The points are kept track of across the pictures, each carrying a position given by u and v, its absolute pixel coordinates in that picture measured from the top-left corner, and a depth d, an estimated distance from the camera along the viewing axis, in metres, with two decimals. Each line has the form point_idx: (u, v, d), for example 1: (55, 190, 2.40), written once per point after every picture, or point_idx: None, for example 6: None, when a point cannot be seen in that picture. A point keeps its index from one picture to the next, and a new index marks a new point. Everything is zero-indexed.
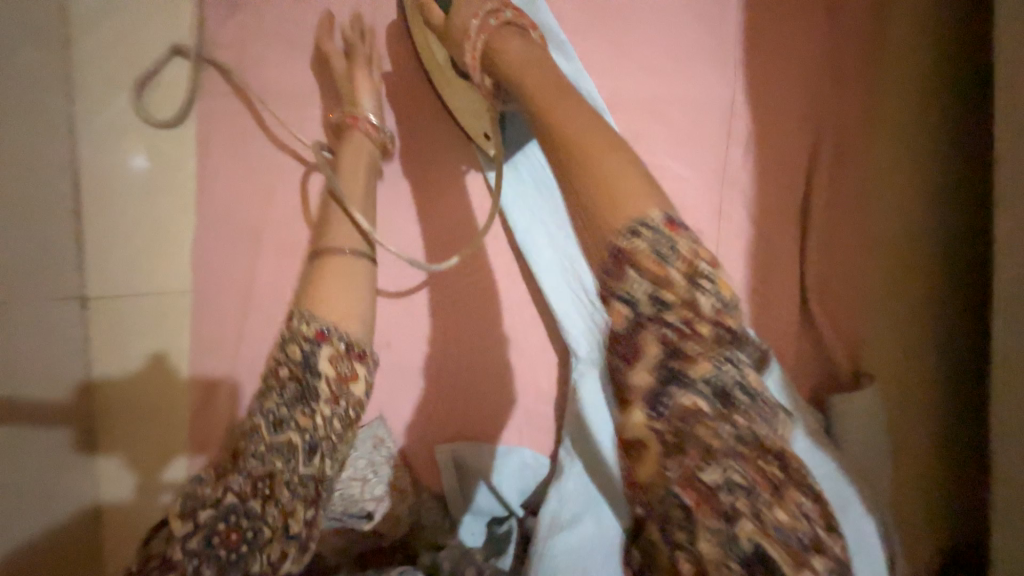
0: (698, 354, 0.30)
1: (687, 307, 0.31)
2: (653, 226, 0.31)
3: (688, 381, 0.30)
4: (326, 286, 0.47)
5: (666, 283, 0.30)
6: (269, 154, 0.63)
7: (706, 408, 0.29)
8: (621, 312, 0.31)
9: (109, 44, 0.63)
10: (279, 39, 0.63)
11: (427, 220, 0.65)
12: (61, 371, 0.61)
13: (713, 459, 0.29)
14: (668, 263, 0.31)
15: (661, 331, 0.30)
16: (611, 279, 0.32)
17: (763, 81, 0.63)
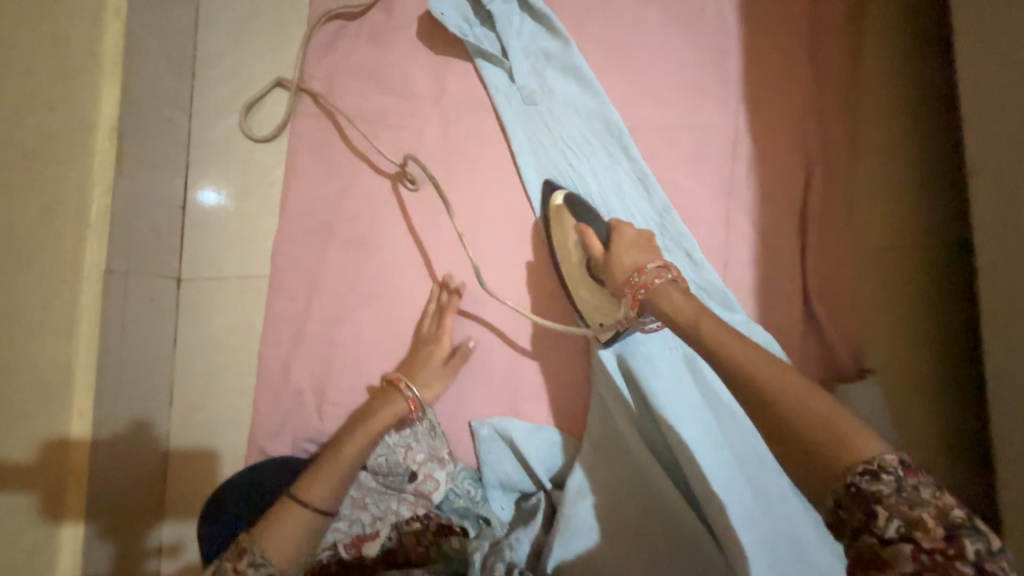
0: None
1: (941, 546, 0.37)
2: (897, 472, 0.39)
3: (912, 553, 0.37)
4: (270, 534, 0.54)
5: (917, 523, 0.38)
6: (346, 162, 0.76)
7: (918, 551, 0.37)
8: (866, 539, 0.39)
9: (227, 79, 0.80)
10: (362, 73, 0.77)
11: (472, 219, 0.75)
12: (157, 334, 0.73)
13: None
14: (919, 506, 0.38)
15: (915, 552, 0.37)
16: (848, 514, 0.41)
17: (760, 112, 0.74)
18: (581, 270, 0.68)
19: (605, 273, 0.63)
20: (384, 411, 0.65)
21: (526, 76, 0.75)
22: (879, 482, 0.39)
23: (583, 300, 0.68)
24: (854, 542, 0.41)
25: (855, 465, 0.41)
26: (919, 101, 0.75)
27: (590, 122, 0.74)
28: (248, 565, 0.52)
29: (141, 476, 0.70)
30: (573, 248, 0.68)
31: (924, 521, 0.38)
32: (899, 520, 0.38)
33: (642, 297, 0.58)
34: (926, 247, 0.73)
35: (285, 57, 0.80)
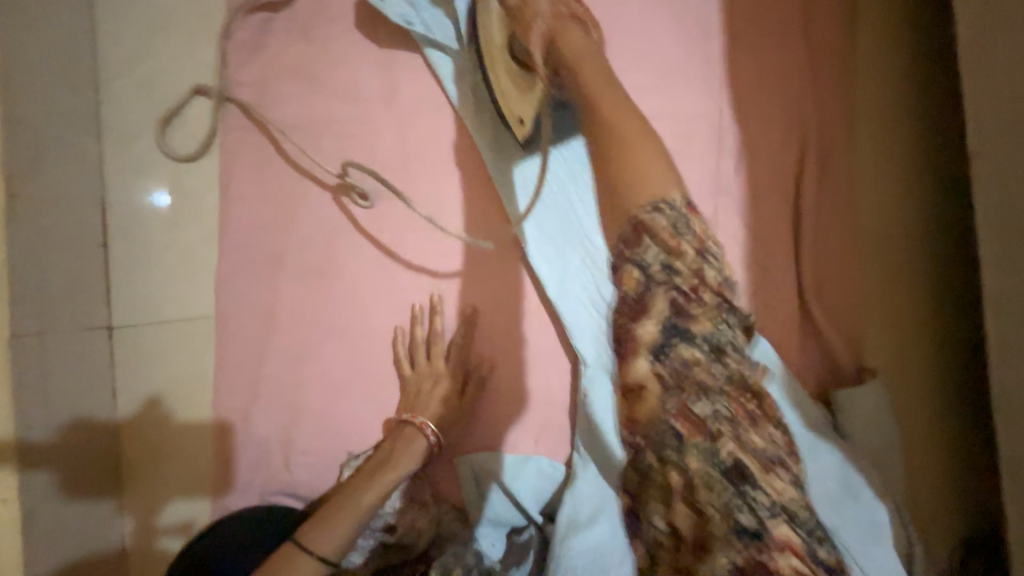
0: (727, 368, 0.51)
1: (724, 344, 0.51)
2: (728, 284, 0.53)
3: (687, 337, 0.51)
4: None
5: (714, 329, 0.52)
6: (289, 180, 0.67)
7: (705, 360, 0.51)
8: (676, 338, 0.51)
9: (138, 90, 0.68)
10: (296, 75, 0.67)
11: (438, 236, 0.67)
12: (90, 395, 0.64)
13: (715, 414, 0.49)
14: (722, 312, 0.52)
15: (671, 294, 0.52)
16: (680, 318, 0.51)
17: (747, 94, 0.67)
18: (507, 61, 0.60)
19: (524, 29, 0.56)
20: (404, 455, 0.60)
21: None
22: (656, 291, 0.53)
23: (507, 95, 0.60)
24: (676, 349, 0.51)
25: (643, 206, 0.55)
26: (921, 71, 0.67)
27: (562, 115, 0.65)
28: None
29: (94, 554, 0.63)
30: (498, 30, 0.59)
31: (696, 321, 0.51)
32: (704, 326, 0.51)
33: (546, 30, 0.56)
34: (929, 236, 0.66)
35: (204, 60, 0.69)
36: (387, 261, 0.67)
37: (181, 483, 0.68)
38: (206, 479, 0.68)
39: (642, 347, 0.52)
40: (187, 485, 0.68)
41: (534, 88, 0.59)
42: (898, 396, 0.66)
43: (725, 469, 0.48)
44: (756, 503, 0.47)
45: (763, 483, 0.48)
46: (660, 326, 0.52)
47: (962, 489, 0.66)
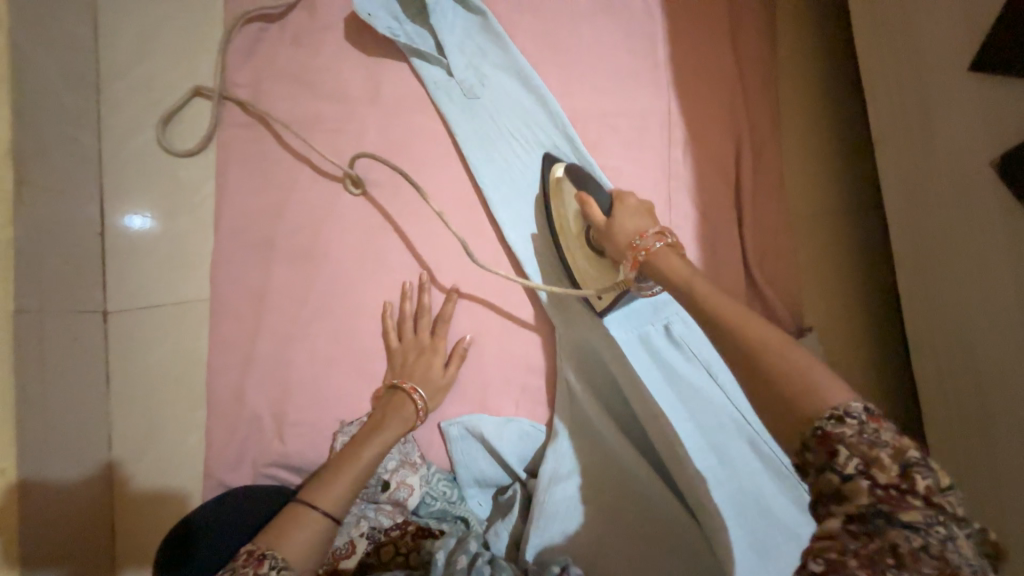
0: (909, 507, 0.32)
1: (896, 480, 0.32)
2: (859, 415, 0.35)
3: (877, 481, 0.32)
4: (287, 539, 0.50)
5: (876, 461, 0.33)
6: (282, 170, 0.73)
7: (853, 440, 0.34)
8: (829, 474, 0.34)
9: (140, 90, 0.74)
10: (289, 76, 0.74)
11: (422, 219, 0.74)
12: (83, 374, 0.67)
13: (906, 571, 0.30)
14: (880, 446, 0.33)
15: (874, 488, 0.32)
16: (815, 458, 0.35)
17: (690, 93, 0.78)
18: (582, 242, 0.67)
19: (606, 240, 0.60)
20: (394, 420, 0.64)
21: (464, 71, 0.74)
22: (844, 424, 0.35)
23: (583, 271, 0.67)
24: (815, 479, 0.35)
25: (820, 414, 0.36)
26: (834, 78, 0.82)
27: (532, 114, 0.75)
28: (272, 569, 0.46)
29: (81, 533, 0.64)
30: (571, 213, 0.67)
31: (881, 459, 0.33)
32: (859, 455, 0.33)
33: (643, 257, 0.56)
34: (849, 211, 0.79)
35: (203, 63, 0.75)
36: (374, 245, 0.73)
37: (172, 460, 0.70)
38: (197, 455, 0.70)
39: (840, 513, 0.33)
40: (178, 462, 0.70)
41: (608, 267, 0.65)
42: (833, 349, 0.76)
43: None
44: None
45: None
46: (828, 474, 0.34)
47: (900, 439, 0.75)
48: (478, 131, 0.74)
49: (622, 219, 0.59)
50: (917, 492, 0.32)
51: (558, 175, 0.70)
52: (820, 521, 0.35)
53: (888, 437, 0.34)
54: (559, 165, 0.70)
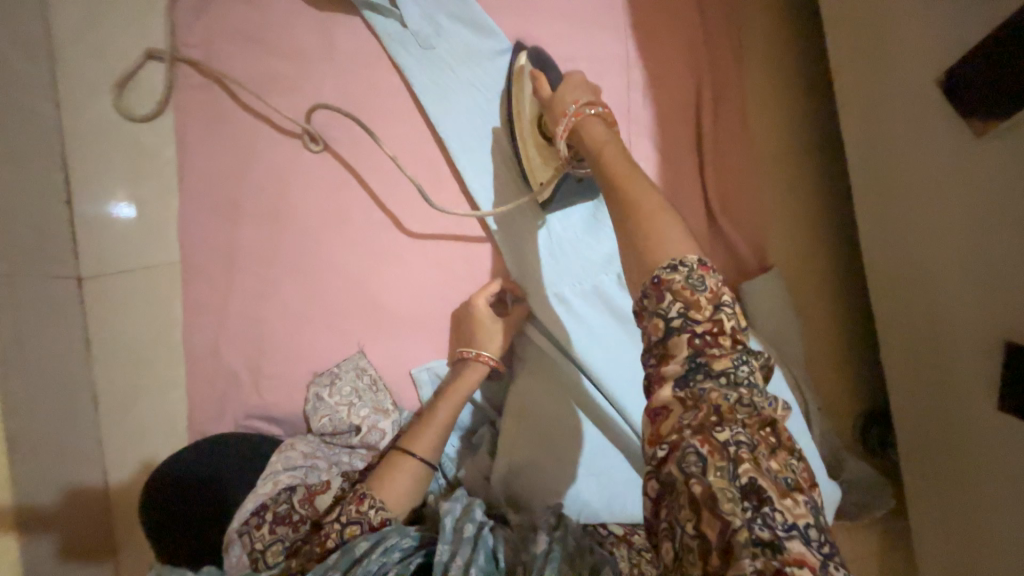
0: (719, 352, 0.38)
1: (710, 326, 0.39)
2: (690, 267, 0.41)
3: (697, 323, 0.39)
4: (389, 483, 0.60)
5: (696, 305, 0.40)
6: (242, 131, 0.73)
7: (680, 286, 0.40)
8: (656, 321, 0.40)
9: (94, 55, 0.74)
10: (242, 36, 0.73)
11: (384, 175, 0.75)
12: (63, 338, 0.69)
13: (724, 411, 0.36)
14: (698, 290, 0.40)
15: (692, 336, 0.39)
16: (649, 303, 0.41)
17: (649, 34, 0.77)
18: (534, 126, 0.67)
19: (548, 114, 0.59)
20: (466, 379, 0.67)
21: (418, 21, 0.73)
22: (676, 272, 0.40)
23: (531, 159, 0.68)
24: (649, 331, 0.41)
25: (661, 263, 0.41)
26: (793, 14, 0.81)
27: (489, 63, 0.74)
28: (372, 510, 0.57)
29: (76, 484, 0.68)
30: (528, 99, 0.67)
31: (698, 301, 0.40)
32: (682, 302, 0.39)
33: (574, 123, 0.55)
34: (810, 149, 0.80)
35: (154, 25, 0.74)
36: (338, 201, 0.74)
37: (157, 417, 0.73)
38: (180, 412, 0.74)
39: (669, 372, 0.39)
40: (163, 418, 0.73)
41: (552, 154, 0.66)
42: (794, 286, 0.78)
43: (745, 498, 0.33)
44: (772, 519, 0.33)
45: (778, 505, 0.33)
46: (660, 322, 0.40)
47: (863, 369, 0.79)
48: (436, 83, 0.74)
49: (562, 92, 0.58)
50: (727, 339, 0.39)
51: (522, 63, 0.70)
52: (655, 387, 0.40)
53: (713, 298, 0.40)
54: (523, 54, 0.71)
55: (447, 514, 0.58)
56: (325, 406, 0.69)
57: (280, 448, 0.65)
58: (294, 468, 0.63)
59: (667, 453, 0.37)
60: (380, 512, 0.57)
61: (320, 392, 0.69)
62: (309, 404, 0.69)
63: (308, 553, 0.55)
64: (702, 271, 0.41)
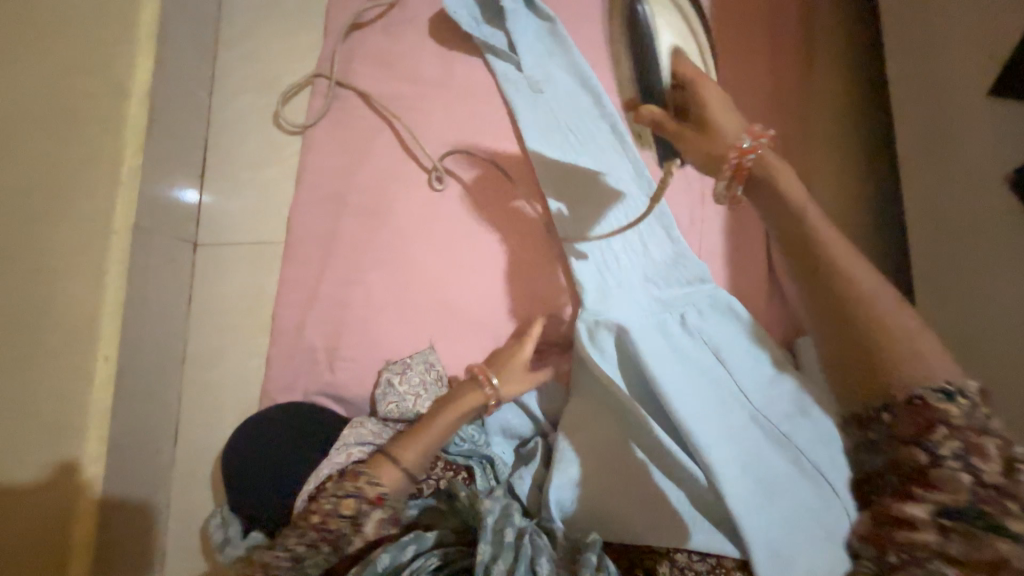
0: (1010, 510, 0.35)
1: (999, 481, 0.36)
2: (968, 401, 0.39)
3: (977, 469, 0.37)
4: (383, 462, 0.63)
5: (978, 448, 0.37)
6: (360, 138, 0.82)
7: (955, 416, 0.38)
8: (916, 448, 0.39)
9: (250, 60, 0.86)
10: (375, 58, 0.84)
11: (476, 193, 0.82)
12: (173, 294, 0.77)
13: (1006, 567, 0.34)
14: (983, 434, 0.38)
15: (969, 476, 0.37)
16: (897, 421, 0.40)
17: (730, 106, 0.86)
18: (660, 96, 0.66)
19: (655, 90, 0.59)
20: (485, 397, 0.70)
21: (531, 67, 0.84)
22: (950, 403, 0.39)
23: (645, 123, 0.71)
24: (893, 450, 0.40)
25: (930, 383, 0.40)
26: (864, 103, 0.89)
27: (587, 110, 0.83)
28: (364, 481, 0.61)
29: (150, 430, 0.72)
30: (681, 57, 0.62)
31: (985, 448, 0.37)
32: (960, 442, 0.38)
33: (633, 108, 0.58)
34: (870, 224, 0.85)
35: (304, 41, 0.87)
36: (431, 212, 0.81)
37: (232, 381, 0.79)
38: (253, 381, 0.78)
39: (926, 498, 0.37)
40: (236, 384, 0.78)
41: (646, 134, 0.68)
42: None
43: None
44: None
45: None
46: (918, 448, 0.39)
47: None
48: (538, 121, 0.83)
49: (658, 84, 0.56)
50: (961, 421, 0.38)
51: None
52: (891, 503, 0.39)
53: (921, 380, 0.41)
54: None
55: (489, 513, 0.59)
56: (393, 393, 0.72)
57: (352, 424, 0.69)
58: (365, 444, 0.67)
59: (899, 563, 0.36)
60: (374, 486, 0.61)
61: (390, 379, 0.73)
62: (378, 389, 0.73)
63: (299, 527, 0.58)
64: (981, 408, 0.39)
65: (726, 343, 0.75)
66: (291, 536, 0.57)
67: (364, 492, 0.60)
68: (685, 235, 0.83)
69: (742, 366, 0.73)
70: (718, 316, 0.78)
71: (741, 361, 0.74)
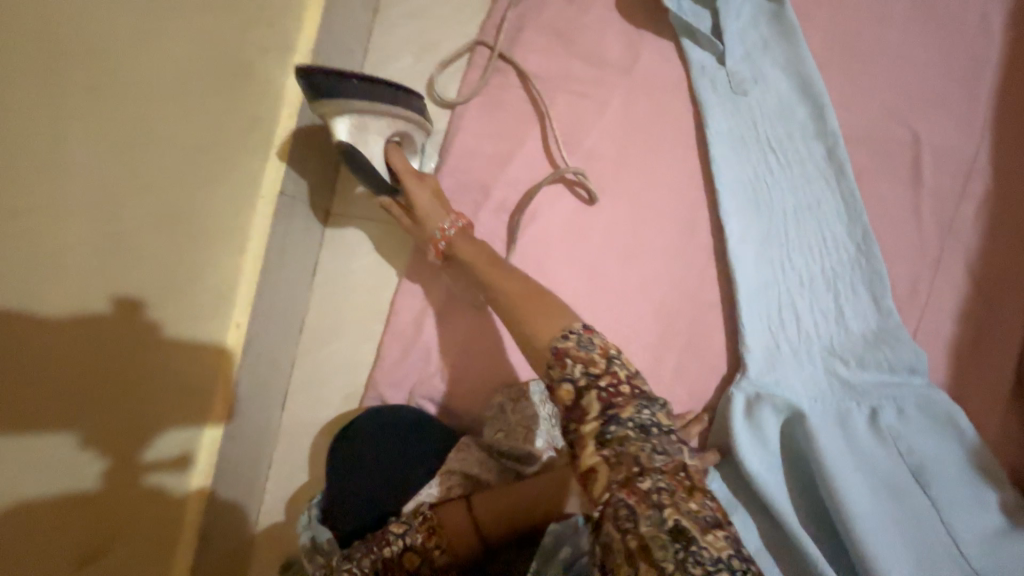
0: (623, 400, 0.43)
1: (609, 379, 0.43)
2: (578, 334, 0.46)
3: (592, 382, 0.43)
4: (455, 517, 0.56)
5: (592, 363, 0.44)
6: (516, 123, 0.72)
7: (574, 347, 0.45)
8: (565, 385, 0.44)
9: (411, 15, 0.77)
10: (548, 30, 0.72)
11: (636, 207, 0.69)
12: (305, 263, 0.74)
13: (644, 465, 0.40)
14: (591, 351, 0.45)
15: (598, 392, 0.43)
16: (555, 372, 0.45)
17: (1005, 149, 0.64)
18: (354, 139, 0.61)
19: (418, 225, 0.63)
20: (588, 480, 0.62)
21: (738, 61, 0.67)
22: (570, 339, 0.45)
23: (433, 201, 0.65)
24: (560, 399, 0.44)
25: (554, 335, 0.46)
26: None
27: (800, 125, 0.66)
28: (435, 545, 0.54)
29: (268, 398, 0.71)
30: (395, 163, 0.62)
31: (593, 357, 0.44)
32: (581, 364, 0.44)
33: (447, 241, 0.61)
34: None
35: (471, 4, 0.77)
36: (580, 221, 0.70)
37: (345, 360, 0.76)
38: (365, 367, 0.76)
39: (586, 430, 0.43)
40: (348, 365, 0.76)
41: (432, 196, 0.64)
42: None
43: (675, 533, 0.38)
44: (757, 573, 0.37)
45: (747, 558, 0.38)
46: (568, 385, 0.44)
47: None
48: (732, 131, 0.67)
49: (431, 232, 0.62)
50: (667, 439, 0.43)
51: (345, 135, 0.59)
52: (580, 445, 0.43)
53: (559, 334, 0.46)
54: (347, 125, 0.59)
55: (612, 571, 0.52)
56: (503, 422, 0.64)
57: (458, 447, 0.64)
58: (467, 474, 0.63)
59: (603, 509, 0.41)
60: (444, 554, 0.54)
61: (503, 405, 0.65)
62: (490, 412, 0.66)
63: (366, 557, 0.51)
64: (586, 335, 0.46)
65: (935, 465, 0.58)
66: (360, 556, 0.52)
67: (427, 552, 0.54)
68: (901, 307, 0.64)
69: (953, 501, 0.56)
70: (929, 424, 0.60)
71: (953, 492, 0.57)
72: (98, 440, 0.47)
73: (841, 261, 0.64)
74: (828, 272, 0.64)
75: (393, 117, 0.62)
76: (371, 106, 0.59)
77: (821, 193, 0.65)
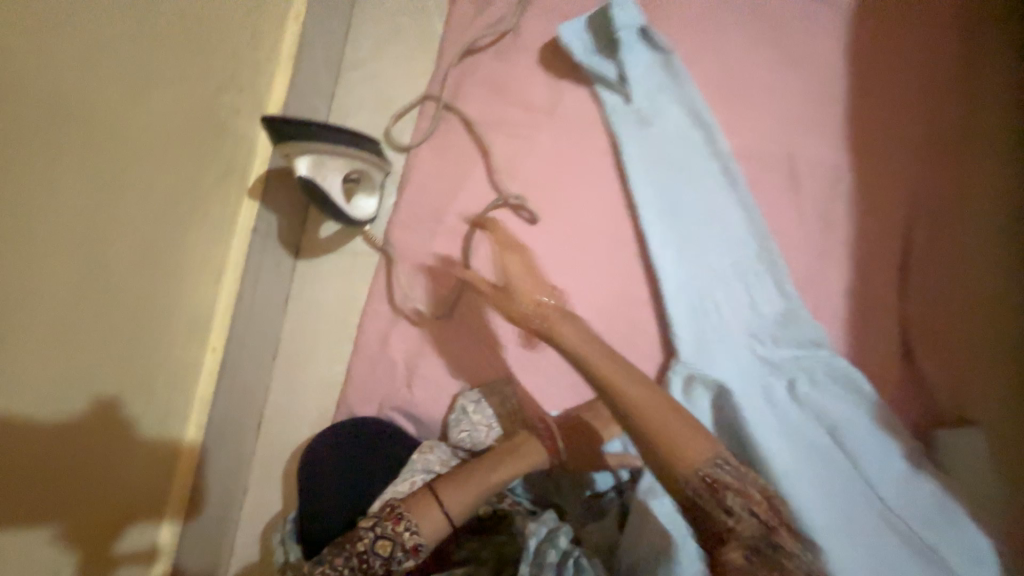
0: (773, 525, 0.45)
1: (762, 507, 0.46)
2: (727, 462, 0.47)
3: (728, 505, 0.45)
4: (425, 510, 0.58)
5: (750, 494, 0.46)
6: (461, 160, 0.83)
7: (752, 488, 0.47)
8: (722, 516, 0.45)
9: (369, 78, 0.90)
10: (484, 84, 0.85)
11: (570, 224, 0.80)
12: (277, 294, 0.81)
13: None
14: (746, 483, 0.46)
15: (755, 520, 0.45)
16: (701, 498, 0.45)
17: (865, 154, 0.77)
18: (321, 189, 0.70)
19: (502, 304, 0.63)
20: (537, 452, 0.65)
21: (641, 100, 0.81)
22: (722, 471, 0.46)
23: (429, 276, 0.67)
24: (705, 526, 0.46)
25: (702, 460, 0.46)
26: None
27: (697, 147, 0.79)
28: (405, 531, 0.57)
29: (242, 421, 0.75)
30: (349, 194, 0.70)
31: (728, 483, 0.46)
32: (743, 498, 0.45)
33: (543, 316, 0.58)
34: None
35: (419, 66, 0.91)
36: (523, 240, 0.80)
37: (316, 384, 0.81)
38: (334, 388, 0.81)
39: (739, 554, 0.44)
40: (319, 388, 0.81)
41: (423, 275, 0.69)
42: None
43: None
44: None
45: None
46: (716, 513, 0.45)
47: None
48: (643, 155, 0.79)
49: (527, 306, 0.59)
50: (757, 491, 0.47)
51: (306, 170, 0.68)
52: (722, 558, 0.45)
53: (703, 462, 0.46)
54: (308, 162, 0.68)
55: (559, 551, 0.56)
56: (465, 423, 0.70)
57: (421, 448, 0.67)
58: (430, 472, 0.65)
59: None
60: (413, 536, 0.57)
61: (465, 406, 0.71)
62: (453, 415, 0.72)
63: (338, 557, 0.56)
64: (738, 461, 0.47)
65: (847, 424, 0.66)
66: (333, 557, 0.56)
67: (400, 539, 0.57)
68: (800, 290, 0.74)
69: (864, 452, 0.64)
70: (838, 387, 0.68)
71: (864, 445, 0.64)
72: (73, 534, 0.52)
73: (747, 255, 0.75)
74: (736, 265, 0.75)
75: (350, 158, 0.71)
76: (331, 148, 0.68)
77: (722, 201, 0.77)
